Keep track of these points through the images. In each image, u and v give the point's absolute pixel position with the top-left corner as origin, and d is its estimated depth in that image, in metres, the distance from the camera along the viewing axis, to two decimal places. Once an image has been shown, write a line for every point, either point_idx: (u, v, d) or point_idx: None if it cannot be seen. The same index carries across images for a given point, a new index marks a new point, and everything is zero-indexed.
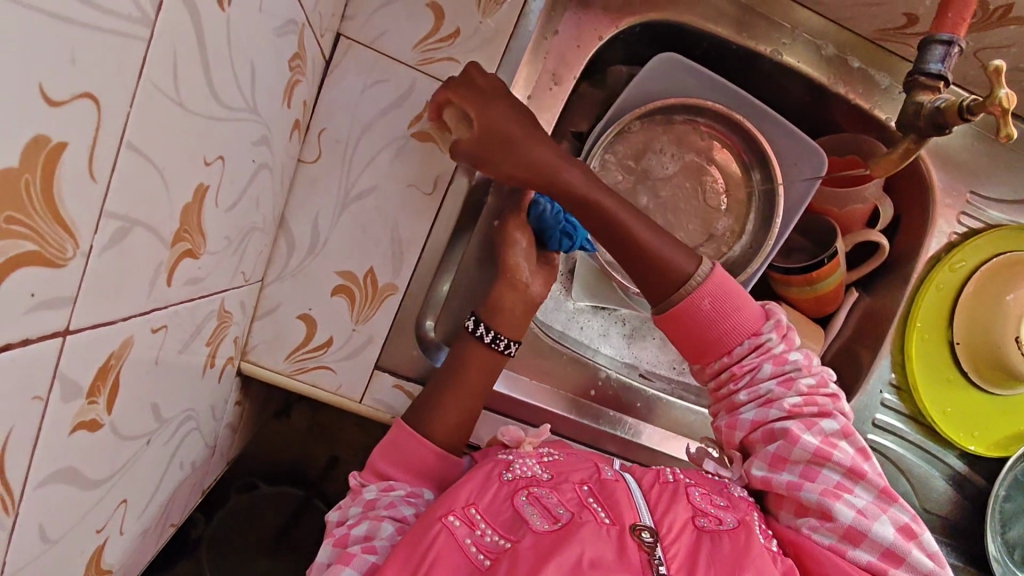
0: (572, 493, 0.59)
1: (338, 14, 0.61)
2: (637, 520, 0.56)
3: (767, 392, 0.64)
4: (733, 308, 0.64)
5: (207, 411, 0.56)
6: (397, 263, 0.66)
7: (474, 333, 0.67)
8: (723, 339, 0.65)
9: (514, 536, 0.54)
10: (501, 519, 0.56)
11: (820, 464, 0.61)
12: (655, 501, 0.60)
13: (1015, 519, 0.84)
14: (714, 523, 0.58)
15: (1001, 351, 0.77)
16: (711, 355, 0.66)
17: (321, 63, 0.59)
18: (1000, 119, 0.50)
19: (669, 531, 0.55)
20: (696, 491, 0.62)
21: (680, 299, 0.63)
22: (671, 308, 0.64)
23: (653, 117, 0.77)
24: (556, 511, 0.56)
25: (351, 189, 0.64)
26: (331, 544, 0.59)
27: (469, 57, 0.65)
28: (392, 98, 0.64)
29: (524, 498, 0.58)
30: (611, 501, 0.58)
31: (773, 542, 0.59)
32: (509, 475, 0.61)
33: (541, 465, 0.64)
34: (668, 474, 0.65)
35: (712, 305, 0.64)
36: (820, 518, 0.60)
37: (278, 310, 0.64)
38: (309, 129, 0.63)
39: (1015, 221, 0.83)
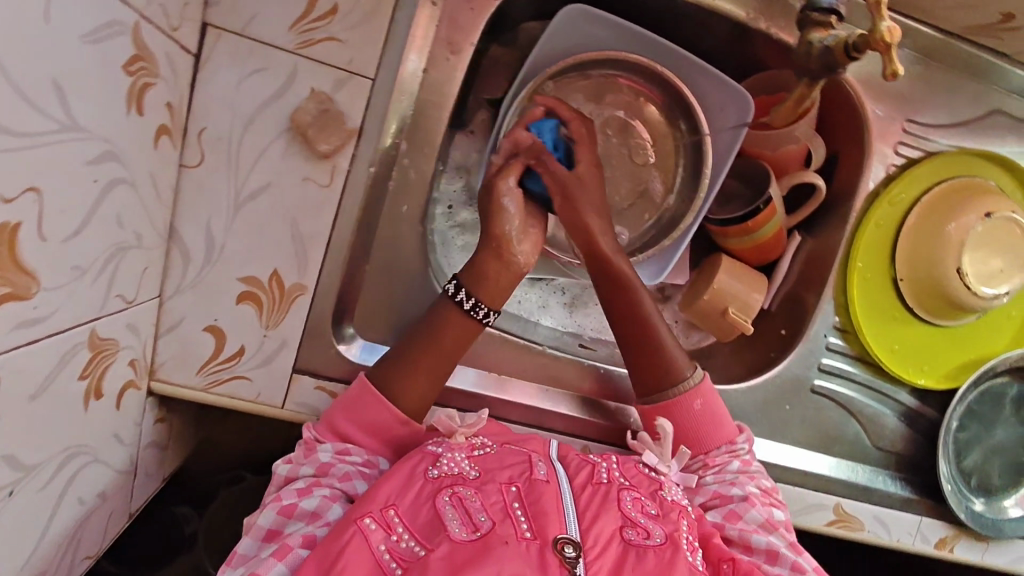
0: (498, 497, 0.57)
1: (198, 0, 0.55)
2: (562, 532, 0.55)
3: (732, 477, 0.68)
4: (716, 420, 0.70)
5: (109, 441, 0.55)
6: (302, 262, 0.63)
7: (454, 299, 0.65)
8: (703, 436, 0.70)
9: (429, 544, 0.53)
10: (420, 523, 0.55)
11: (770, 530, 0.64)
12: (585, 505, 0.58)
13: (968, 447, 0.84)
14: (641, 537, 0.57)
15: (943, 284, 0.76)
16: (691, 449, 0.70)
17: (184, 57, 0.54)
18: (885, 55, 0.45)
19: (593, 546, 0.54)
20: (629, 496, 0.61)
21: (674, 393, 0.70)
22: (665, 399, 0.70)
23: (567, 74, 0.73)
24: (477, 518, 0.54)
25: (243, 189, 0.60)
26: (274, 509, 0.57)
27: (351, 33, 0.59)
28: (273, 87, 0.59)
29: (447, 500, 0.56)
30: (536, 508, 0.56)
31: (698, 559, 0.58)
32: (435, 471, 0.59)
33: (471, 459, 0.61)
34: (604, 473, 0.63)
35: (703, 405, 0.70)
36: (763, 560, 0.63)
37: (182, 324, 0.61)
38: (186, 130, 0.58)
39: (957, 145, 0.79)
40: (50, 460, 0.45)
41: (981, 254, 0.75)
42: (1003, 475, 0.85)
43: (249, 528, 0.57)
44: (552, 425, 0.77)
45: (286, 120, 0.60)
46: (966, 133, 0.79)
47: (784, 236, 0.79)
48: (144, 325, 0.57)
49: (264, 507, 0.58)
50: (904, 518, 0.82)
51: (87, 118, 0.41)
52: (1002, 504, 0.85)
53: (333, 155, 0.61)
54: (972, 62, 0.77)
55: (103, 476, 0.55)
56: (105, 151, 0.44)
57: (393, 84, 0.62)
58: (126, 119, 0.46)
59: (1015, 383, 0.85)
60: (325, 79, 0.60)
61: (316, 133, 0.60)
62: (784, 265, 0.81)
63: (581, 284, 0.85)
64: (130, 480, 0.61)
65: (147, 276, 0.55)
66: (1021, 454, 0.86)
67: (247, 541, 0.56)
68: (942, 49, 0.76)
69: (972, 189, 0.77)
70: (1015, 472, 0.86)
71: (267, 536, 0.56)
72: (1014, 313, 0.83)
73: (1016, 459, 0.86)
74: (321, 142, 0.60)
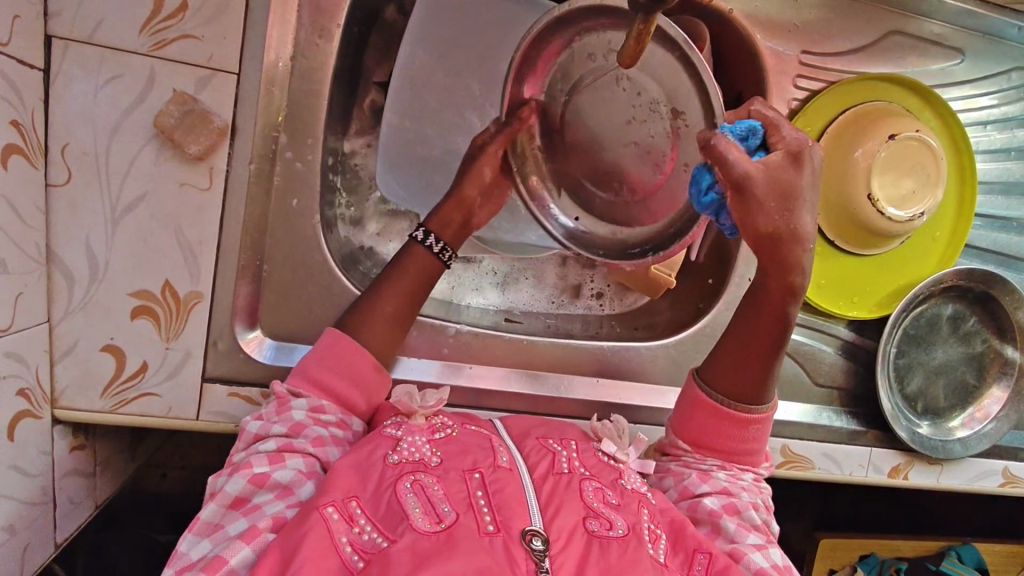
0: (460, 486, 0.53)
1: (36, 13, 0.54)
2: (528, 525, 0.51)
3: (745, 481, 0.64)
4: (762, 444, 0.65)
5: (6, 472, 0.53)
6: (193, 270, 0.61)
7: (424, 245, 0.66)
8: (743, 453, 0.64)
9: (393, 535, 0.49)
10: (382, 513, 0.51)
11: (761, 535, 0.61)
12: (547, 497, 0.55)
13: (911, 373, 0.83)
14: (605, 528, 0.53)
15: (859, 213, 0.75)
16: (712, 453, 0.64)
17: (25, 72, 0.53)
18: None
19: (559, 539, 0.50)
20: (590, 486, 0.58)
21: (752, 413, 0.63)
22: (741, 413, 0.63)
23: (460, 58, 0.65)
24: (440, 509, 0.51)
25: (118, 202, 0.59)
26: (243, 476, 0.54)
27: (205, 30, 0.58)
28: (133, 93, 0.58)
29: (408, 487, 0.52)
30: (499, 501, 0.52)
31: (662, 549, 0.55)
32: (396, 457, 0.56)
33: (431, 444, 0.58)
34: (564, 462, 0.60)
35: (760, 434, 0.64)
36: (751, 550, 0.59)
37: (78, 346, 0.60)
38: (49, 149, 0.56)
39: (859, 71, 0.79)
40: None
41: (890, 178, 0.74)
42: (948, 397, 0.85)
43: (214, 493, 0.54)
44: (492, 403, 0.74)
45: (152, 125, 0.58)
46: (868, 58, 0.79)
47: None
48: (32, 351, 0.56)
49: (232, 474, 0.54)
50: (854, 452, 0.81)
51: None
52: (949, 426, 0.84)
53: (207, 156, 0.60)
54: None
55: (7, 509, 0.54)
56: None
57: (260, 76, 0.61)
58: None
59: (950, 304, 0.84)
60: (187, 79, 0.59)
61: (182, 135, 0.58)
62: None
63: (509, 261, 0.83)
64: (49, 510, 0.60)
65: (24, 300, 0.55)
66: (965, 373, 0.85)
67: (212, 507, 0.53)
68: None
69: (879, 114, 0.76)
70: (960, 392, 0.85)
71: (232, 504, 0.53)
72: (938, 235, 0.82)
73: (959, 379, 0.85)
74: (190, 144, 0.58)
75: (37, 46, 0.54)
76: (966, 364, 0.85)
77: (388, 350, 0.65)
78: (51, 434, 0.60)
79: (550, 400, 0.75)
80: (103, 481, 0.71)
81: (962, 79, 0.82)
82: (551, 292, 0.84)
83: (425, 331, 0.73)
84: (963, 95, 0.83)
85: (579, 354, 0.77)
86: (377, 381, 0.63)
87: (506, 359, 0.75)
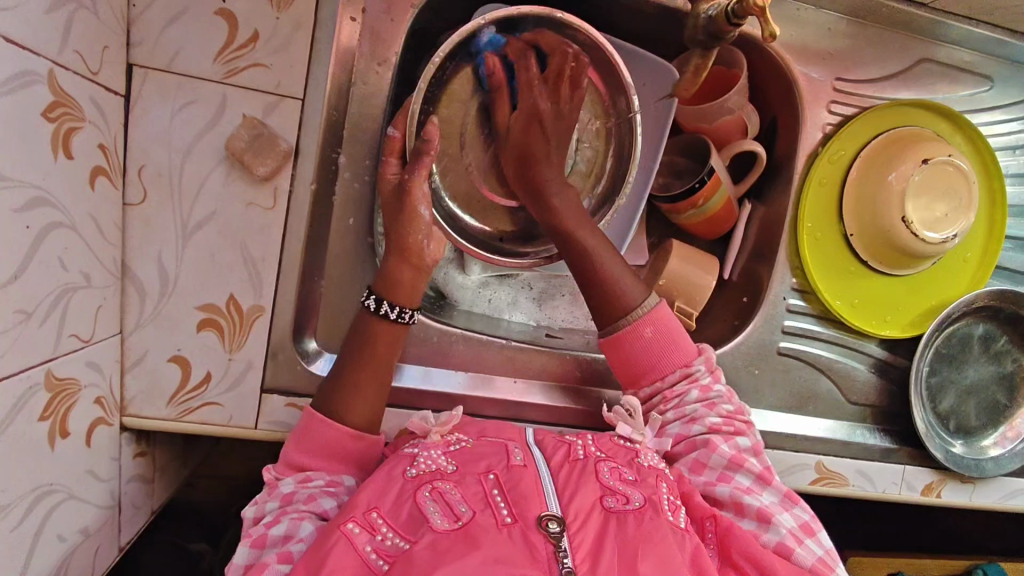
0: (478, 487, 0.55)
1: (120, 43, 0.57)
2: (545, 511, 0.52)
3: (692, 411, 0.66)
4: (668, 343, 0.67)
5: (84, 477, 0.56)
6: (256, 284, 0.64)
7: (378, 314, 0.63)
8: (657, 360, 0.67)
9: (413, 538, 0.50)
10: (403, 520, 0.52)
11: (734, 472, 0.63)
12: (564, 482, 0.56)
13: (943, 392, 0.85)
14: (621, 502, 0.55)
15: (892, 233, 0.77)
16: (644, 380, 0.68)
17: (110, 98, 0.56)
18: (762, 19, 0.47)
19: (576, 520, 0.52)
20: (606, 467, 0.59)
21: (625, 325, 0.66)
22: (618, 332, 0.67)
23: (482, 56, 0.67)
24: (458, 509, 0.52)
25: (189, 220, 0.62)
26: (246, 544, 0.55)
27: (274, 59, 0.61)
28: (205, 118, 0.61)
29: (427, 495, 0.54)
30: (516, 493, 0.53)
31: (682, 521, 0.56)
32: (413, 471, 0.57)
33: (447, 455, 0.59)
34: (580, 450, 0.62)
35: (655, 334, 0.67)
36: (732, 514, 0.61)
37: (146, 357, 0.63)
38: (127, 170, 0.60)
39: (891, 97, 0.81)
40: (21, 499, 0.47)
41: (923, 201, 0.76)
42: (979, 416, 0.86)
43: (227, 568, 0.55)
44: (532, 416, 0.76)
45: (222, 148, 0.61)
46: (899, 85, 0.81)
47: (735, 205, 0.80)
48: (107, 362, 0.59)
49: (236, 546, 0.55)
50: (888, 470, 0.82)
51: (7, 165, 0.44)
52: (981, 444, 0.85)
53: (272, 177, 0.63)
54: (898, 15, 0.79)
55: (84, 512, 0.56)
56: (36, 196, 0.47)
57: (323, 101, 0.65)
58: (53, 163, 0.49)
59: (980, 324, 0.85)
60: (255, 105, 0.62)
61: (251, 158, 0.62)
62: (738, 233, 0.83)
63: (548, 278, 0.84)
64: (115, 515, 0.62)
65: (102, 313, 0.58)
66: (995, 393, 0.86)
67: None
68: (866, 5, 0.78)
69: (910, 139, 0.78)
70: (991, 411, 0.86)
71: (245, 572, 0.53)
72: (969, 256, 0.84)
73: (990, 398, 0.86)
74: (258, 165, 0.62)
75: (119, 75, 0.58)
76: (996, 384, 0.86)
77: (371, 410, 0.63)
78: (119, 441, 0.63)
79: (588, 414, 0.78)
80: (158, 487, 0.74)
81: (991, 104, 0.85)
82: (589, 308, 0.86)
83: (470, 345, 0.76)
84: (992, 120, 0.85)
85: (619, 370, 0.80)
86: (361, 444, 0.61)
87: (549, 374, 0.79)
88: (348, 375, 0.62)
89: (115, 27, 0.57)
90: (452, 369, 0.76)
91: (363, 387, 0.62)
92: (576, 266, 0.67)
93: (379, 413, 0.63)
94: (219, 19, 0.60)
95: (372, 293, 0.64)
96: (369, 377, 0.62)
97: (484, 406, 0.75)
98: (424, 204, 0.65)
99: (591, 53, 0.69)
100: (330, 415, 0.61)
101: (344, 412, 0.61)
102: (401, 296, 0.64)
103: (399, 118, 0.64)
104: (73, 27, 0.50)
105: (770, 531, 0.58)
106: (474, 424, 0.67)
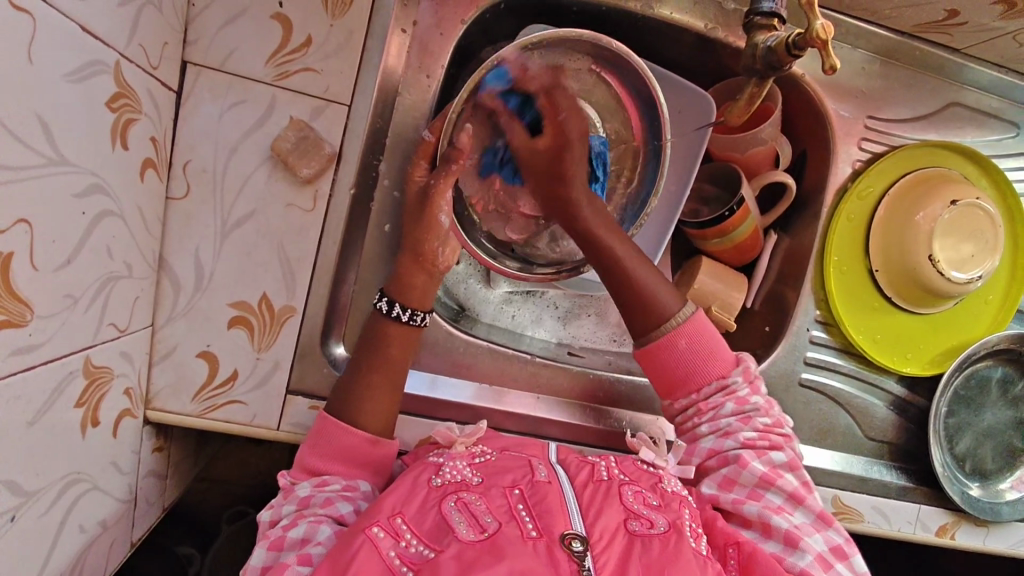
0: (502, 500, 0.54)
1: (178, 41, 0.58)
2: (569, 529, 0.52)
3: (726, 425, 0.66)
4: (705, 353, 0.66)
5: (108, 468, 0.55)
6: (290, 285, 0.64)
7: (390, 316, 0.64)
8: (693, 374, 0.66)
9: (438, 547, 0.50)
10: (427, 528, 0.52)
11: (764, 490, 0.63)
12: (588, 501, 0.56)
13: (960, 433, 0.85)
14: (646, 527, 0.54)
15: (918, 271, 0.77)
16: (681, 390, 0.67)
17: (163, 93, 0.57)
18: (823, 52, 0.49)
19: (600, 540, 0.52)
20: (630, 490, 0.59)
21: (658, 336, 0.66)
22: (651, 344, 0.67)
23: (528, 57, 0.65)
24: (483, 520, 0.52)
25: (229, 216, 0.62)
26: (264, 546, 0.55)
27: (326, 65, 0.62)
28: (252, 118, 0.62)
29: (452, 505, 0.54)
30: (541, 509, 0.53)
31: (705, 544, 0.56)
32: (438, 479, 0.57)
33: (472, 467, 0.59)
34: (604, 471, 0.61)
35: (689, 346, 0.66)
36: (759, 534, 0.62)
37: (176, 350, 0.62)
38: (172, 164, 0.60)
39: (919, 139, 0.83)
40: (52, 485, 0.47)
41: (950, 241, 0.77)
42: (995, 459, 0.85)
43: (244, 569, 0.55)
44: (551, 434, 0.76)
45: (268, 149, 0.62)
46: (928, 127, 0.83)
47: (761, 234, 0.81)
48: (138, 353, 0.59)
49: (254, 547, 0.55)
50: (904, 508, 0.81)
51: (70, 150, 0.44)
52: (998, 488, 0.85)
53: (314, 179, 0.63)
54: (930, 59, 0.81)
55: (105, 504, 0.56)
56: (92, 182, 0.47)
57: (368, 108, 0.66)
58: (111, 153, 0.49)
59: (999, 366, 0.86)
60: (303, 108, 0.63)
61: (296, 159, 0.62)
62: (764, 262, 0.83)
63: (573, 297, 0.84)
64: (131, 509, 0.61)
65: (138, 304, 0.58)
66: (1012, 437, 0.86)
67: None
68: (900, 48, 0.79)
69: (940, 178, 0.79)
70: (1007, 455, 0.86)
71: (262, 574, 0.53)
72: (991, 297, 0.85)
73: (1007, 442, 0.86)
74: (303, 167, 0.62)
75: (174, 71, 0.59)
76: (1013, 428, 0.86)
77: (386, 417, 0.63)
78: (141, 434, 0.62)
79: (605, 434, 0.77)
80: (172, 485, 0.73)
81: (1016, 151, 0.86)
82: (611, 328, 0.86)
83: (495, 357, 0.76)
84: (1017, 166, 0.86)
85: (639, 392, 0.81)
86: (376, 449, 0.61)
87: (571, 392, 0.79)
88: (378, 377, 0.62)
89: (174, 24, 0.57)
90: (474, 380, 0.76)
91: (376, 391, 0.62)
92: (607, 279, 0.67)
93: (392, 419, 0.63)
94: (275, 22, 0.61)
95: (384, 293, 0.65)
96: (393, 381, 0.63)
97: (505, 422, 0.75)
98: (444, 212, 0.65)
99: (633, 86, 0.69)
100: (345, 420, 0.61)
101: (359, 415, 0.61)
102: (415, 298, 0.65)
103: (434, 124, 0.66)
104: (139, 22, 0.51)
105: (794, 556, 0.59)
106: (499, 438, 0.67)
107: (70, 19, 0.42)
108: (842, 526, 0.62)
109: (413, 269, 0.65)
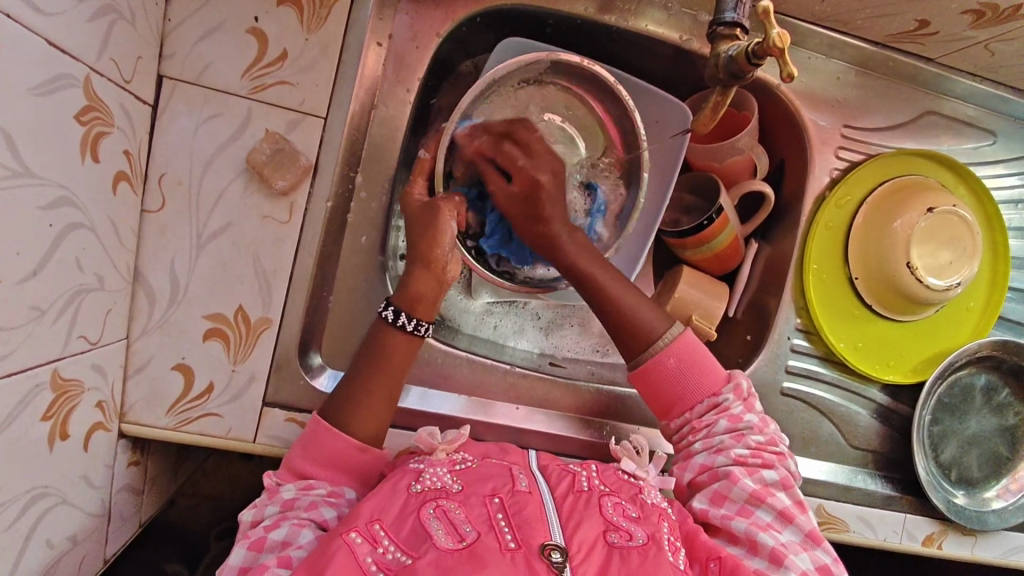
0: (482, 509, 0.54)
1: (153, 55, 0.59)
2: (548, 539, 0.51)
3: (719, 441, 0.65)
4: (693, 372, 0.67)
5: (78, 482, 0.55)
6: (266, 296, 0.64)
7: (396, 325, 0.63)
8: (686, 393, 0.67)
9: (415, 553, 0.49)
10: (405, 535, 0.51)
11: (755, 506, 0.62)
12: (568, 512, 0.55)
13: (945, 440, 0.84)
14: (625, 538, 0.54)
15: (897, 278, 0.78)
16: (676, 410, 0.68)
17: (136, 106, 0.57)
18: (780, 60, 0.49)
19: (579, 551, 0.51)
20: (610, 501, 0.58)
21: (647, 358, 0.67)
22: (642, 365, 0.67)
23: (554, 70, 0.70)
24: (462, 530, 0.51)
25: (204, 229, 0.62)
26: (246, 545, 0.54)
27: (301, 79, 0.63)
28: (229, 131, 0.62)
29: (431, 512, 0.53)
30: (520, 519, 0.52)
31: (684, 559, 0.55)
32: (419, 486, 0.56)
33: (452, 474, 0.59)
34: (584, 481, 0.61)
35: (678, 365, 0.66)
36: (745, 552, 0.60)
37: (150, 363, 0.62)
38: (147, 177, 0.60)
39: (895, 147, 0.83)
40: (15, 499, 0.47)
41: (928, 248, 0.77)
42: (981, 467, 0.85)
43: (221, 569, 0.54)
44: (532, 445, 0.76)
45: (244, 161, 0.62)
46: (905, 136, 0.83)
47: (741, 244, 0.81)
48: (111, 366, 0.59)
49: (234, 545, 0.55)
50: (889, 517, 0.80)
51: (36, 163, 0.44)
52: (984, 496, 0.84)
53: (290, 191, 0.64)
54: (905, 69, 0.81)
55: (74, 519, 0.55)
56: (60, 195, 0.47)
57: (344, 121, 0.66)
58: (79, 166, 0.49)
59: (983, 373, 0.85)
60: (278, 121, 0.63)
61: (271, 171, 0.63)
62: (745, 270, 0.84)
63: (555, 307, 0.84)
64: (104, 523, 0.61)
65: (111, 316, 0.58)
66: (998, 445, 0.85)
67: None
68: (874, 58, 0.80)
69: (916, 187, 0.80)
70: (992, 463, 0.85)
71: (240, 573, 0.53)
72: (973, 305, 0.85)
73: (992, 450, 0.85)
74: (277, 179, 0.63)
75: (149, 85, 0.59)
76: (998, 435, 0.86)
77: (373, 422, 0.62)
78: (116, 448, 0.62)
79: (586, 444, 0.77)
80: (149, 500, 0.72)
81: (994, 158, 0.86)
82: (594, 339, 0.86)
83: (474, 368, 0.76)
84: (994, 174, 0.87)
85: (621, 403, 0.80)
86: (366, 458, 0.61)
87: (552, 403, 0.78)
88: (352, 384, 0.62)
89: (149, 38, 0.58)
90: (455, 391, 0.75)
91: (358, 394, 0.62)
92: (599, 307, 0.68)
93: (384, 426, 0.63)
94: (250, 37, 0.62)
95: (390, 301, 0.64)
96: (367, 388, 0.62)
97: (485, 433, 0.74)
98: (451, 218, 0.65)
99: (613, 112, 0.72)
100: (337, 424, 0.60)
101: (338, 419, 0.61)
102: (421, 309, 0.64)
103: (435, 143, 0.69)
104: (110, 36, 0.52)
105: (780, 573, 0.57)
106: (477, 446, 0.66)
107: (35, 33, 0.43)
108: (832, 546, 0.61)
109: (423, 276, 0.64)
